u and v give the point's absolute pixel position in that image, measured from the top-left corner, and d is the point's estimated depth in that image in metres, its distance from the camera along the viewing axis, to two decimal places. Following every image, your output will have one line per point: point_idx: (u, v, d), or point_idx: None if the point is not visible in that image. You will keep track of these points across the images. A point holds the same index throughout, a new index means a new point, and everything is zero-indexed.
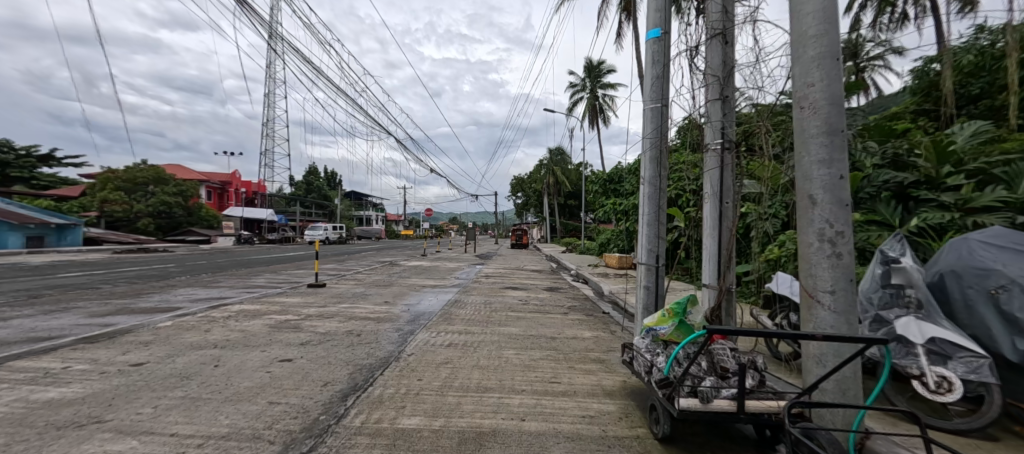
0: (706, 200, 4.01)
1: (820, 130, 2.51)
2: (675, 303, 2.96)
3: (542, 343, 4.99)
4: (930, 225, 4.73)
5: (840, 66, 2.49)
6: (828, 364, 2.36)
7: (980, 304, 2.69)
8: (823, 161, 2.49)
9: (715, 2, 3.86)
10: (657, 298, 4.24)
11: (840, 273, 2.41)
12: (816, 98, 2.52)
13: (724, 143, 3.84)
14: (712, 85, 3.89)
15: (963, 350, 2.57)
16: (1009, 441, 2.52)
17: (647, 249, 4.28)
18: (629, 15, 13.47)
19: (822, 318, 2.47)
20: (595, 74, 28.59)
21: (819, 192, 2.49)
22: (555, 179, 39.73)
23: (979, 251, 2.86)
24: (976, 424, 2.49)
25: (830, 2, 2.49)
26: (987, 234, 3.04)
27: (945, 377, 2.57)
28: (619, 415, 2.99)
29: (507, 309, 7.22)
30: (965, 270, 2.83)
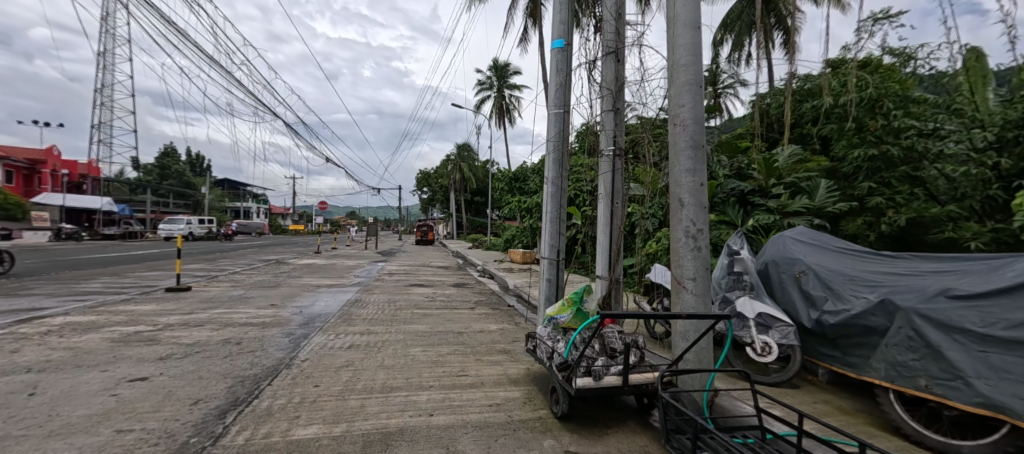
0: (600, 200, 4.39)
1: (688, 144, 3.04)
2: (573, 292, 3.27)
3: (449, 338, 4.99)
4: (761, 225, 6.04)
5: (701, 92, 3.06)
6: (690, 338, 2.91)
7: (789, 285, 3.54)
8: (689, 170, 3.02)
9: (610, 23, 4.26)
10: (558, 289, 4.56)
11: (699, 263, 2.97)
12: (685, 116, 3.05)
13: (615, 150, 4.26)
14: (606, 97, 4.29)
15: (778, 322, 3.35)
16: (804, 388, 3.36)
17: (549, 244, 4.57)
18: (535, 21, 14.03)
19: (686, 300, 3.02)
20: (501, 74, 29.21)
21: (686, 195, 3.02)
22: (462, 175, 39.67)
23: (789, 245, 3.76)
24: (785, 376, 3.26)
25: (697, 40, 3.04)
26: (797, 232, 3.98)
27: (767, 343, 3.33)
28: (523, 400, 3.19)
29: (412, 306, 7.01)
30: (781, 259, 3.69)
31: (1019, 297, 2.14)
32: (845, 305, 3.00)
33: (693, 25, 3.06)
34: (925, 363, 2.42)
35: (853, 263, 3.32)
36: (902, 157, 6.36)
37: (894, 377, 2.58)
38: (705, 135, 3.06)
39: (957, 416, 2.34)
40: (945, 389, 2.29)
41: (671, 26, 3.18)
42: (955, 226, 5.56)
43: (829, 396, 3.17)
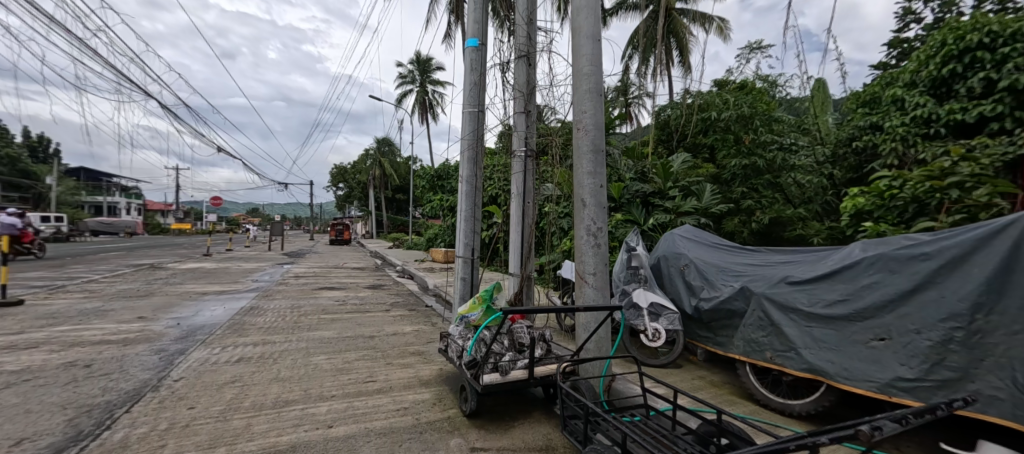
0: (513, 200, 4.51)
1: (589, 148, 3.26)
2: (483, 290, 3.28)
3: (359, 343, 4.72)
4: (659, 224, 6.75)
5: (601, 100, 3.31)
6: (590, 329, 3.14)
7: (676, 276, 3.99)
8: (590, 172, 3.25)
9: (522, 27, 4.37)
10: (473, 288, 4.60)
11: (598, 258, 3.22)
12: (587, 122, 3.27)
13: (527, 151, 4.40)
14: (519, 99, 4.41)
15: (666, 310, 3.76)
16: (685, 367, 3.84)
17: (464, 243, 4.58)
18: (456, 18, 13.89)
19: (587, 294, 3.24)
20: (424, 69, 28.43)
21: (588, 196, 3.24)
22: (383, 171, 37.79)
23: (677, 242, 4.25)
24: (671, 358, 3.68)
25: (597, 51, 3.28)
26: (685, 230, 4.49)
27: (657, 329, 3.73)
28: (432, 401, 3.14)
29: (319, 311, 6.49)
30: (671, 254, 4.14)
31: (832, 281, 2.69)
32: (717, 292, 3.47)
33: (594, 38, 3.30)
34: (770, 339, 2.90)
35: (724, 256, 3.86)
36: (766, 167, 7.62)
37: (749, 351, 3.05)
38: (604, 140, 3.31)
39: (791, 380, 2.87)
40: (783, 359, 2.79)
41: (574, 36, 3.38)
42: (803, 226, 6.91)
43: (704, 372, 3.67)
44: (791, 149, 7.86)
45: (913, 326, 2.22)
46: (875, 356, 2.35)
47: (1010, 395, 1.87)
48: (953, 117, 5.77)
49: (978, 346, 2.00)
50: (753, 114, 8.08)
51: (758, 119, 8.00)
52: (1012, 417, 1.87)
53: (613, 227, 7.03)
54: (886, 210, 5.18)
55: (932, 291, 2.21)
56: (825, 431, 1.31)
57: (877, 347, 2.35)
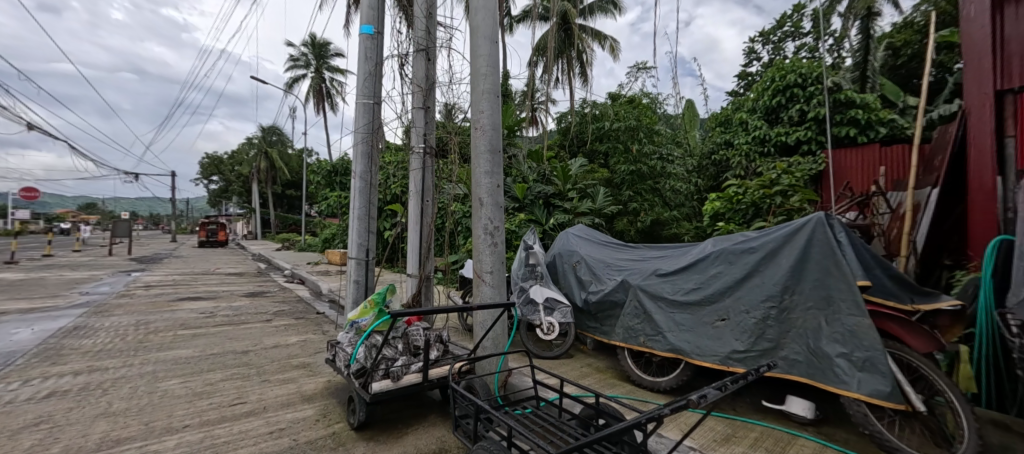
0: (411, 198, 4.33)
1: (487, 148, 3.31)
2: (376, 293, 3.08)
3: (227, 360, 4.08)
4: (558, 223, 7.29)
5: (498, 102, 3.38)
6: (487, 327, 3.21)
7: (569, 272, 4.27)
8: (487, 172, 3.30)
9: (421, 19, 4.23)
10: (368, 291, 4.34)
11: (495, 257, 3.29)
12: (484, 122, 3.32)
13: (425, 149, 4.27)
14: (417, 94, 4.26)
15: (559, 304, 4.00)
16: (576, 356, 4.16)
17: (358, 244, 4.28)
18: (354, 2, 12.90)
19: (484, 292, 3.29)
20: (320, 53, 25.91)
21: (485, 196, 3.29)
22: (271, 164, 33.49)
23: (571, 240, 4.55)
24: (563, 349, 3.93)
25: (494, 53, 3.34)
26: (579, 229, 4.83)
27: (551, 323, 3.96)
28: (316, 418, 2.86)
29: (176, 327, 5.45)
30: (565, 251, 4.42)
31: (689, 272, 3.12)
32: (602, 285, 3.79)
33: (492, 40, 3.35)
34: (643, 325, 3.27)
35: (610, 253, 4.24)
36: (649, 173, 8.66)
37: (627, 338, 3.39)
38: (501, 141, 3.39)
39: (659, 360, 3.30)
40: (652, 342, 3.17)
41: (472, 36, 3.39)
42: (676, 226, 8.10)
43: (591, 360, 4.02)
44: (669, 158, 8.88)
45: (743, 307, 2.71)
46: (718, 334, 2.80)
47: (804, 357, 2.42)
48: (779, 139, 7.54)
49: (785, 320, 2.53)
50: (638, 126, 9.00)
51: (642, 131, 8.95)
52: (805, 374, 2.42)
53: (516, 226, 7.25)
54: (734, 213, 6.26)
55: (757, 278, 2.72)
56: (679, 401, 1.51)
57: (719, 326, 2.81)
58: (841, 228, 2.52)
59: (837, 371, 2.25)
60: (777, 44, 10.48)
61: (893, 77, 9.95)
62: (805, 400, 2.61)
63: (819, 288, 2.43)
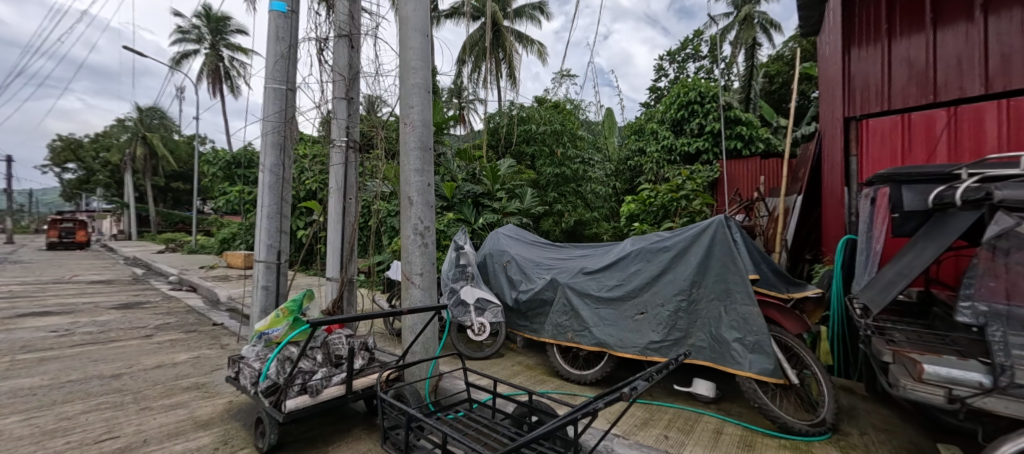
0: (331, 195, 3.97)
1: (417, 145, 3.19)
2: (291, 300, 2.71)
3: (90, 388, 3.35)
4: (487, 223, 7.31)
5: (430, 98, 3.27)
6: (417, 331, 3.09)
7: (499, 272, 4.28)
8: (417, 169, 3.18)
9: (343, 2, 3.91)
10: (279, 298, 3.90)
11: (425, 258, 3.18)
12: (414, 118, 3.18)
13: (348, 142, 3.96)
14: (338, 83, 3.92)
15: (490, 303, 4.00)
16: (506, 355, 4.20)
17: (267, 245, 3.82)
18: None
19: (414, 295, 3.17)
20: (217, 27, 22.68)
21: (414, 194, 3.17)
22: (150, 151, 28.42)
23: (501, 240, 4.56)
24: (494, 349, 3.94)
25: (426, 47, 3.22)
26: (509, 229, 4.86)
27: (482, 323, 3.94)
28: (214, 446, 2.48)
29: (10, 351, 4.31)
30: (495, 251, 4.43)
31: (612, 270, 3.32)
32: (532, 284, 3.86)
33: (423, 33, 3.22)
34: (570, 321, 3.41)
35: (538, 252, 4.34)
36: (572, 176, 8.97)
37: (555, 334, 3.50)
38: (432, 138, 3.29)
39: (584, 353, 3.49)
40: (579, 337, 3.33)
41: (402, 26, 3.23)
42: (597, 226, 8.65)
43: (521, 357, 4.10)
44: (590, 162, 9.39)
45: (659, 301, 2.96)
46: (637, 326, 3.03)
47: (708, 343, 2.74)
48: (683, 148, 8.56)
49: (693, 311, 2.83)
50: (563, 130, 9.34)
51: (566, 136, 9.30)
52: (708, 359, 2.73)
53: (445, 225, 7.09)
54: (648, 214, 6.87)
55: (670, 274, 2.98)
56: (611, 391, 1.61)
57: (638, 320, 3.04)
58: (736, 229, 2.89)
59: (734, 353, 2.59)
60: (681, 64, 11.76)
61: (768, 100, 11.77)
62: (707, 381, 2.94)
63: (719, 282, 2.76)
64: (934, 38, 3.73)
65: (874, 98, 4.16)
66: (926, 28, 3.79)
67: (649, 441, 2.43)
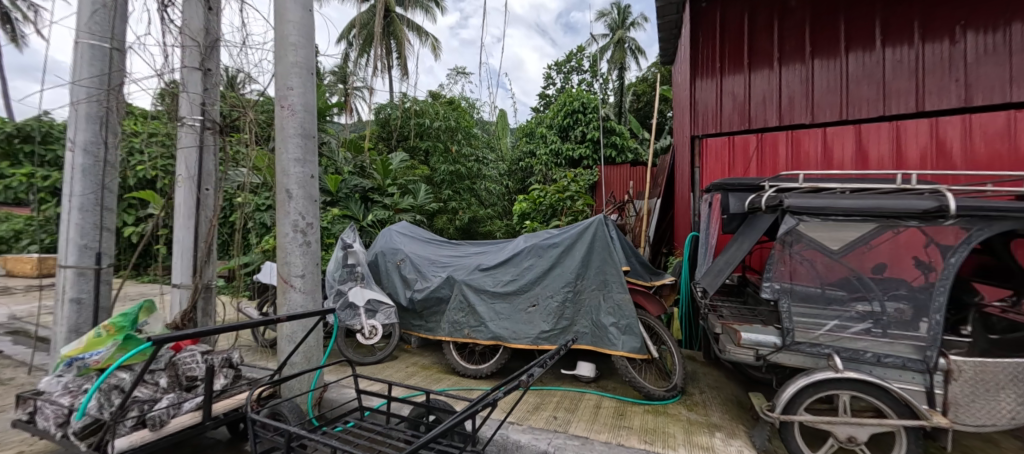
0: (179, 183, 3.26)
1: (297, 132, 2.85)
2: (121, 315, 2.20)
3: None
4: (378, 219, 6.90)
5: (313, 80, 2.95)
6: (296, 339, 2.79)
7: (392, 271, 4.06)
8: (297, 159, 2.84)
9: None
10: (99, 312, 3.06)
11: (308, 258, 2.87)
12: (293, 101, 2.84)
13: (204, 122, 3.31)
14: (190, 49, 3.23)
15: (383, 304, 3.78)
16: (400, 357, 4.05)
17: (79, 245, 2.96)
18: None
19: (293, 299, 2.83)
20: None
21: (294, 187, 2.83)
22: None
23: (394, 238, 4.34)
24: (387, 352, 3.76)
25: (309, 23, 2.90)
26: (401, 226, 4.65)
27: (374, 326, 3.71)
28: None
29: None
30: (388, 249, 4.19)
31: (507, 266, 3.45)
32: (427, 283, 3.77)
33: (305, 6, 2.88)
34: (467, 317, 3.44)
35: (433, 250, 4.25)
36: (466, 174, 9.00)
37: (452, 332, 3.49)
38: (316, 125, 2.99)
39: (480, 348, 3.58)
40: (475, 332, 3.39)
41: None
42: (491, 223, 8.87)
43: (417, 358, 4.00)
44: (484, 161, 9.55)
45: (548, 293, 3.20)
46: (530, 318, 3.22)
47: (589, 329, 3.08)
48: (569, 153, 9.39)
49: (577, 301, 3.14)
50: (456, 128, 9.35)
51: (460, 133, 9.36)
52: (589, 343, 3.06)
53: (329, 222, 6.44)
54: (538, 213, 7.34)
55: (558, 268, 3.24)
56: (511, 378, 1.72)
57: (531, 311, 3.23)
58: (612, 227, 3.29)
59: (610, 336, 2.96)
60: (566, 75, 12.83)
61: (635, 116, 13.65)
62: (588, 363, 3.29)
63: (599, 274, 3.12)
64: (750, 78, 4.75)
65: (711, 122, 5.04)
66: (744, 69, 4.78)
67: (540, 424, 2.61)
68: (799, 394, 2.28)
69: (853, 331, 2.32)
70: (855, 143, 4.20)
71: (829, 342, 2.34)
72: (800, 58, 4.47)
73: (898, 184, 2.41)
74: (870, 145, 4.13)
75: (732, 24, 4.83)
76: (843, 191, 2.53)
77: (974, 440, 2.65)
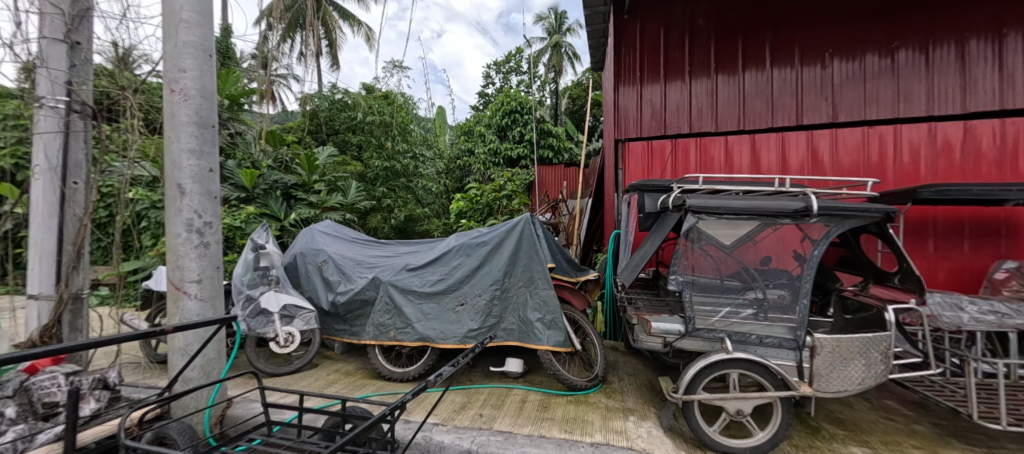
0: (36, 176, 2.74)
1: (191, 120, 2.54)
2: None
3: None
4: (301, 218, 6.41)
5: (212, 63, 2.65)
6: (192, 351, 2.50)
7: (313, 273, 3.78)
8: (191, 150, 2.54)
9: None
10: None
11: (206, 262, 2.58)
12: (186, 85, 2.53)
13: (72, 104, 2.82)
14: (50, 16, 2.72)
15: (301, 309, 3.52)
16: (321, 364, 3.81)
17: None
18: None
19: (188, 308, 2.53)
20: None
21: (187, 181, 2.53)
22: None
23: (315, 238, 4.05)
24: (305, 360, 3.52)
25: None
26: (325, 225, 4.35)
27: (290, 333, 3.44)
28: None
29: None
30: (308, 250, 3.89)
31: (435, 265, 3.39)
32: (351, 285, 3.57)
33: None
34: (393, 319, 3.33)
35: (359, 250, 4.03)
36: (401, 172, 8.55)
37: (377, 335, 3.35)
38: (215, 114, 2.69)
39: (408, 350, 3.48)
40: (401, 334, 3.29)
41: None
42: (428, 222, 8.66)
43: (340, 364, 3.79)
44: (421, 158, 9.26)
45: (476, 291, 3.20)
46: (457, 317, 3.20)
47: (516, 325, 3.14)
48: (507, 153, 9.49)
49: (505, 298, 3.18)
50: (391, 123, 8.84)
51: (395, 129, 8.84)
52: (517, 339, 3.12)
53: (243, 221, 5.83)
54: (474, 212, 7.30)
55: (486, 266, 3.26)
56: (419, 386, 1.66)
57: (458, 310, 3.21)
58: (538, 225, 3.38)
59: (536, 332, 3.05)
60: (505, 75, 12.92)
61: (571, 118, 14.17)
62: (515, 359, 3.36)
63: (526, 271, 3.20)
64: (666, 88, 5.13)
65: (632, 126, 5.34)
66: (660, 79, 5.15)
67: (465, 423, 2.61)
68: (698, 375, 2.52)
69: (742, 316, 2.61)
70: (751, 151, 4.75)
71: (722, 327, 2.62)
72: (707, 72, 4.94)
73: (777, 187, 2.78)
74: (762, 153, 4.71)
75: (650, 37, 5.17)
76: (737, 193, 2.84)
77: (834, 404, 3.14)
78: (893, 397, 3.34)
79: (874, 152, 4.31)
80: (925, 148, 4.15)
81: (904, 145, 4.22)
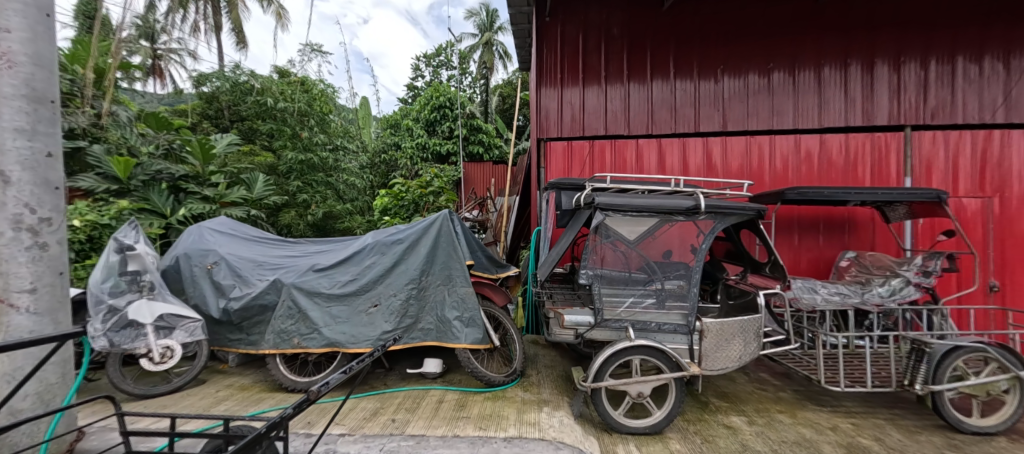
0: None
1: (18, 92, 2.06)
2: None
3: None
4: (194, 214, 5.61)
5: (50, 24, 2.19)
6: (22, 377, 2.06)
7: (200, 277, 3.31)
8: (20, 129, 2.06)
9: None
10: None
11: (42, 267, 2.12)
12: (11, 48, 2.04)
13: None
14: None
15: (184, 319, 3.07)
16: (210, 379, 3.37)
17: None
18: None
19: (16, 323, 2.05)
20: None
21: (13, 168, 2.04)
22: None
23: (205, 236, 3.55)
24: (189, 376, 3.10)
25: None
26: (217, 222, 3.81)
27: (169, 347, 3.00)
28: None
29: None
30: (193, 250, 3.39)
31: (345, 265, 3.17)
32: (248, 289, 3.19)
33: None
34: (297, 325, 3.05)
35: (259, 250, 3.61)
36: (320, 165, 7.86)
37: (278, 343, 3.04)
38: (56, 86, 2.22)
39: (315, 357, 3.22)
40: (306, 340, 3.03)
41: None
42: (349, 219, 8.12)
43: (233, 378, 3.38)
44: (343, 151, 8.64)
45: (391, 291, 3.06)
46: (370, 319, 3.03)
47: (433, 325, 3.07)
48: (435, 149, 9.25)
49: (422, 297, 3.09)
50: (309, 112, 8.02)
51: (313, 119, 8.10)
52: (434, 339, 3.06)
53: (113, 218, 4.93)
54: (399, 208, 6.99)
55: (402, 265, 3.13)
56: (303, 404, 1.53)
57: (371, 313, 3.04)
58: (457, 222, 3.33)
59: (453, 330, 3.01)
60: (435, 68, 12.59)
61: (502, 117, 14.27)
62: (433, 359, 3.28)
63: (444, 269, 3.14)
64: (584, 91, 5.37)
65: (553, 126, 5.50)
66: (579, 82, 5.38)
67: (375, 430, 2.47)
68: (604, 364, 2.67)
69: (644, 305, 2.82)
70: (657, 154, 5.18)
71: (626, 317, 2.81)
72: (620, 78, 5.27)
73: (673, 188, 3.05)
74: (667, 156, 5.16)
75: (569, 41, 5.37)
76: (641, 192, 3.07)
77: (720, 380, 3.55)
78: (766, 370, 3.88)
79: (755, 158, 4.95)
80: (792, 157, 4.88)
81: (777, 153, 4.91)
